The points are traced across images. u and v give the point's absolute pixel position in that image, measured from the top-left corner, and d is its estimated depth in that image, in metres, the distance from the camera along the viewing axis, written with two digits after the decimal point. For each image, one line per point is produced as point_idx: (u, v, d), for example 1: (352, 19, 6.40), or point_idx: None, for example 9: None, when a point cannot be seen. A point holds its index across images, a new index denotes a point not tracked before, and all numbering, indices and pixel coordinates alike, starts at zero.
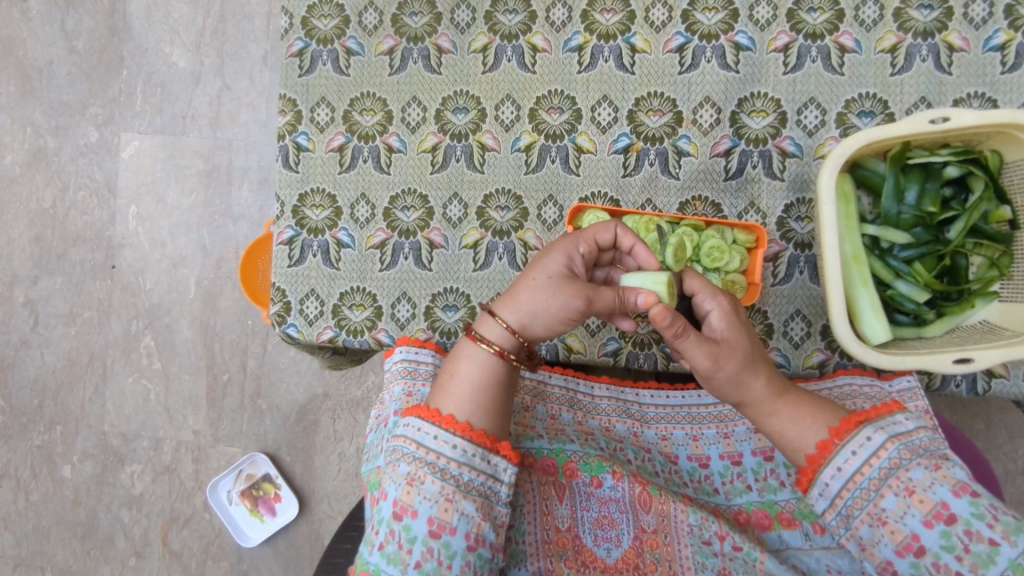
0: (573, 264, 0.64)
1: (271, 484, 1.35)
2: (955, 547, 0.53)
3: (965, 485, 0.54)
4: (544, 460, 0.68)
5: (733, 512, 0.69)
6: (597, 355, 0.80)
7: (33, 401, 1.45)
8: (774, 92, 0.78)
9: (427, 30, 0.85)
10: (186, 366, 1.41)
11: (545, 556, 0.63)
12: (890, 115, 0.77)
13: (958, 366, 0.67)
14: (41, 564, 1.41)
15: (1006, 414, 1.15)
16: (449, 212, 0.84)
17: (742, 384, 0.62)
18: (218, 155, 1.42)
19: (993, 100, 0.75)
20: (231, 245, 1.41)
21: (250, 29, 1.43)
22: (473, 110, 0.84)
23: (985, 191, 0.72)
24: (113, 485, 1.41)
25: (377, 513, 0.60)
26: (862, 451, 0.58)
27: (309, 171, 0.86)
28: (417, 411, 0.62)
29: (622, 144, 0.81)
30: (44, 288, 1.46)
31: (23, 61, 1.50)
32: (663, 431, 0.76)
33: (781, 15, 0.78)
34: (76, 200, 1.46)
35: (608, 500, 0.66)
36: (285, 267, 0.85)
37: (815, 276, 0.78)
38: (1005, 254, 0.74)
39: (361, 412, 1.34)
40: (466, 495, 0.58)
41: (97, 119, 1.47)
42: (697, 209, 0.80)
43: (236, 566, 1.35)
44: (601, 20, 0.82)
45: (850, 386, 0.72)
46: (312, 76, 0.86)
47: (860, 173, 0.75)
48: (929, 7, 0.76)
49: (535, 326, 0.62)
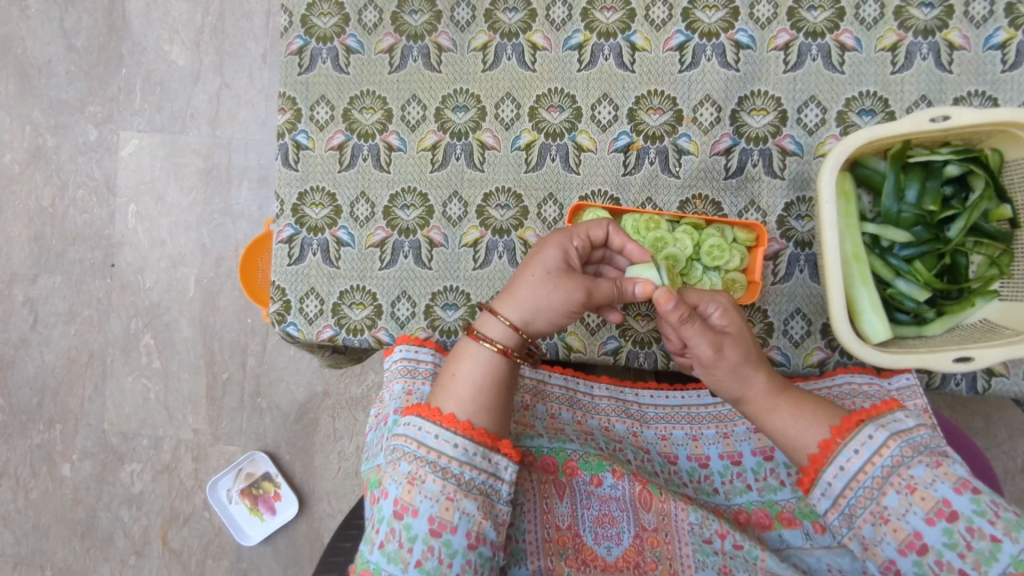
0: (568, 257, 0.66)
1: (271, 483, 1.35)
2: (957, 545, 0.53)
3: (967, 482, 0.54)
4: (544, 459, 0.68)
5: (733, 512, 0.69)
6: (597, 354, 0.80)
7: (33, 400, 1.45)
8: (774, 91, 0.78)
9: (427, 28, 0.85)
10: (186, 364, 1.41)
11: (546, 555, 0.64)
12: (890, 114, 0.77)
13: (959, 364, 0.67)
14: (41, 563, 1.41)
15: (1005, 413, 1.15)
16: (449, 211, 0.84)
17: (744, 377, 0.63)
18: (217, 153, 1.42)
19: (993, 99, 0.75)
20: (231, 243, 1.41)
21: (249, 27, 1.43)
22: (472, 108, 0.84)
23: (986, 190, 0.72)
24: (113, 483, 1.41)
25: (377, 512, 0.60)
26: (865, 449, 0.59)
27: (309, 170, 0.85)
28: (417, 410, 0.62)
29: (622, 142, 0.81)
30: (43, 286, 1.46)
31: (23, 59, 1.50)
32: (662, 431, 0.76)
33: (781, 14, 0.78)
34: (76, 199, 1.46)
35: (608, 499, 0.66)
36: (285, 265, 0.85)
37: (815, 274, 0.78)
38: (1004, 254, 0.74)
39: (360, 410, 1.34)
40: (467, 493, 0.58)
41: (96, 117, 1.46)
42: (698, 208, 0.80)
43: (236, 565, 1.35)
44: (601, 18, 0.81)
45: (849, 386, 0.72)
46: (312, 74, 0.86)
47: (861, 172, 0.75)
48: (929, 5, 0.76)
49: (538, 321, 0.63)
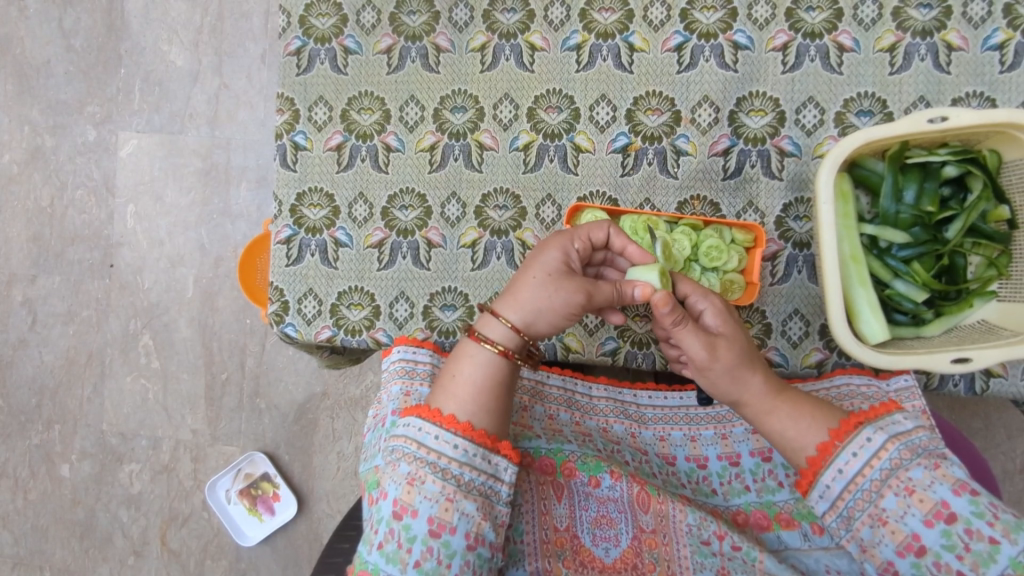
0: (568, 259, 0.65)
1: (270, 484, 1.35)
2: (955, 547, 0.53)
3: (965, 484, 0.54)
4: (542, 460, 0.68)
5: (732, 513, 0.69)
6: (596, 354, 0.80)
7: (32, 400, 1.45)
8: (772, 91, 0.78)
9: (425, 29, 0.85)
10: (185, 365, 1.41)
11: (543, 556, 0.64)
12: (889, 115, 0.77)
13: (956, 365, 0.67)
14: (40, 563, 1.41)
15: (1004, 413, 1.15)
16: (448, 212, 0.84)
17: (740, 379, 0.63)
18: (217, 153, 1.42)
19: (992, 99, 0.75)
20: (230, 244, 1.41)
21: (248, 27, 1.42)
22: (471, 109, 0.84)
23: (984, 191, 0.72)
24: (112, 484, 1.41)
25: (376, 513, 0.60)
26: (863, 452, 0.58)
27: (307, 170, 0.85)
28: (417, 411, 0.62)
29: (620, 143, 0.81)
30: (42, 286, 1.46)
31: (21, 59, 1.50)
32: (661, 432, 0.76)
33: (780, 15, 0.78)
34: (75, 199, 1.46)
35: (607, 500, 0.66)
36: (284, 266, 0.85)
37: (813, 275, 0.77)
38: (1003, 254, 0.74)
39: (360, 410, 1.34)
40: (467, 494, 0.58)
41: (95, 118, 1.46)
42: (696, 209, 0.80)
43: (236, 565, 1.35)
44: (599, 19, 0.81)
45: (847, 387, 0.72)
46: (310, 74, 0.86)
47: (860, 172, 0.75)
48: (928, 6, 0.76)
49: (539, 323, 0.63)
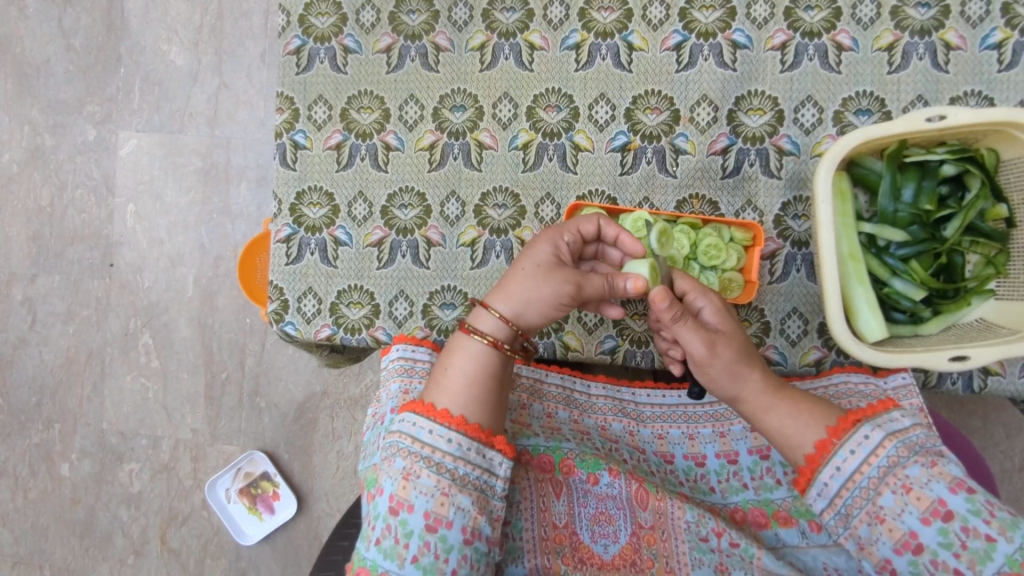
0: (559, 251, 0.66)
1: (270, 483, 1.35)
2: (952, 544, 0.53)
3: (961, 482, 0.55)
4: (540, 458, 0.68)
5: (730, 511, 0.69)
6: (595, 353, 0.80)
7: (31, 400, 1.45)
8: (771, 90, 0.78)
9: (425, 28, 0.85)
10: (185, 364, 1.41)
11: (543, 553, 0.64)
12: (887, 114, 0.77)
13: (954, 363, 0.67)
14: (40, 562, 1.41)
15: (1002, 412, 1.16)
16: (447, 210, 0.84)
17: (739, 376, 0.63)
18: (217, 152, 1.42)
19: (990, 98, 0.75)
20: (229, 243, 1.41)
21: (248, 26, 1.43)
22: (470, 108, 0.84)
23: (982, 189, 0.72)
24: (112, 483, 1.41)
25: (373, 509, 0.60)
26: (860, 449, 0.58)
27: (306, 169, 0.85)
28: (411, 406, 0.62)
29: (619, 142, 0.81)
30: (41, 286, 1.46)
31: (21, 59, 1.50)
32: (658, 430, 0.76)
33: (778, 14, 0.78)
34: (74, 199, 1.46)
35: (605, 497, 0.66)
36: (283, 264, 0.85)
37: (812, 274, 0.78)
38: (1000, 252, 0.74)
39: (359, 409, 1.35)
40: (462, 488, 0.58)
41: (94, 117, 1.46)
42: (695, 207, 0.80)
43: (235, 564, 1.35)
44: (598, 18, 0.82)
45: (845, 385, 0.72)
46: (310, 73, 0.86)
47: (857, 171, 0.75)
48: (926, 5, 0.76)
49: (528, 313, 0.64)
